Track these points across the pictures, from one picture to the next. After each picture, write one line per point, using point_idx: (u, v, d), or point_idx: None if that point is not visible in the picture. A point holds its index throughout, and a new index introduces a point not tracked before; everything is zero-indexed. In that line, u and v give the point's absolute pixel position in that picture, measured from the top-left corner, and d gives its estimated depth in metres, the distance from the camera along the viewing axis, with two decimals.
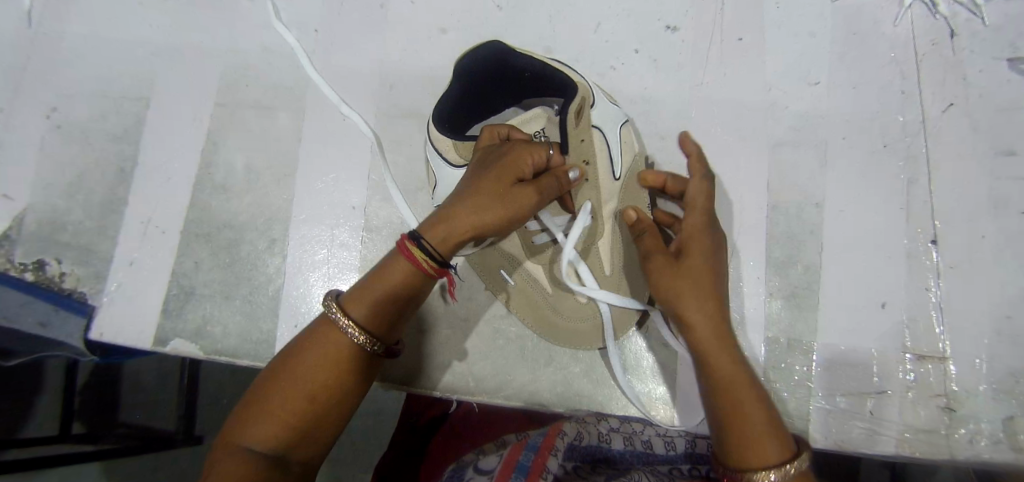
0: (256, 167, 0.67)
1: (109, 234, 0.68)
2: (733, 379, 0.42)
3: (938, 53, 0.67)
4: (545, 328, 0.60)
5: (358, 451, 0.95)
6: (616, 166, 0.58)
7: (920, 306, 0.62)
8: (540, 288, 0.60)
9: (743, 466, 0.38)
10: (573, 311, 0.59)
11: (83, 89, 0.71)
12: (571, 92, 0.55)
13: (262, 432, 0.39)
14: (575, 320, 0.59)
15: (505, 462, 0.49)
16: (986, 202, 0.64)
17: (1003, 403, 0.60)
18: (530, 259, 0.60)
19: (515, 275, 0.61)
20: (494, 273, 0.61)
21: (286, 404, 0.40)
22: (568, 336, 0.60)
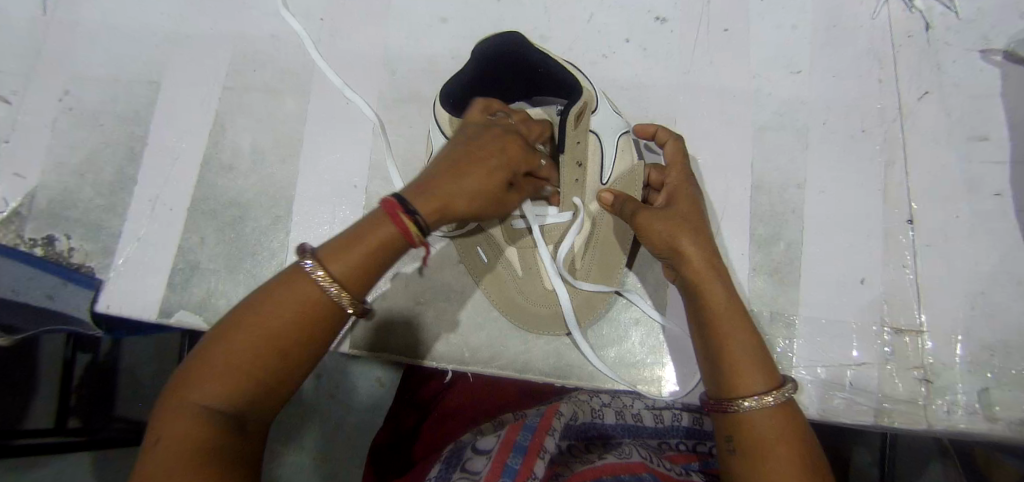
0: (261, 148, 0.70)
1: (117, 211, 0.70)
2: (722, 314, 0.47)
3: (913, 44, 0.70)
4: (510, 308, 0.63)
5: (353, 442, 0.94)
6: (606, 172, 0.60)
7: (897, 283, 0.65)
8: (511, 269, 0.63)
9: (736, 395, 0.44)
10: (542, 297, 0.61)
11: (95, 73, 0.73)
12: (576, 95, 0.57)
13: (208, 398, 0.37)
14: (537, 304, 0.61)
15: (505, 440, 0.54)
16: (959, 185, 0.67)
17: (977, 375, 0.63)
18: (504, 241, 0.62)
19: (489, 254, 0.63)
20: (472, 250, 0.64)
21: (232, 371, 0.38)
22: (531, 318, 0.62)
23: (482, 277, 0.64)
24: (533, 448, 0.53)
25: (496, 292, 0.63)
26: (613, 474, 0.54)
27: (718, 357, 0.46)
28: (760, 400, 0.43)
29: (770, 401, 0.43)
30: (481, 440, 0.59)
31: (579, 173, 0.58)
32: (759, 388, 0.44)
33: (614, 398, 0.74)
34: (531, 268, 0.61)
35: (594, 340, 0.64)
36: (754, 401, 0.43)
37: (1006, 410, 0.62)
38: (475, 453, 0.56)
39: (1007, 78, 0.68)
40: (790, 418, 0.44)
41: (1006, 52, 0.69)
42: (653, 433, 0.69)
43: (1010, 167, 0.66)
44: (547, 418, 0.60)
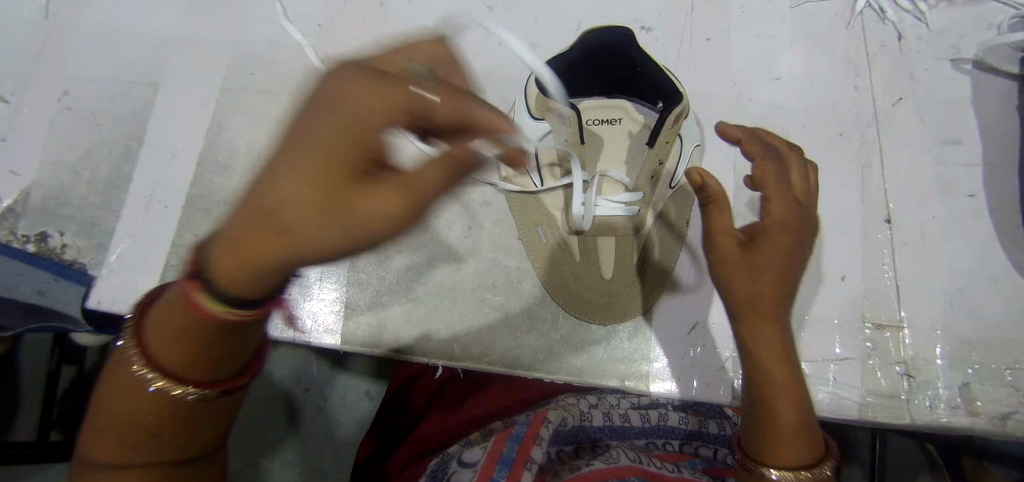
0: (258, 148, 0.71)
1: (113, 209, 0.71)
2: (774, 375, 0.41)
3: (887, 53, 0.73)
4: (566, 295, 0.65)
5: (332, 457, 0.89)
6: (675, 176, 0.66)
7: (877, 281, 0.66)
8: (571, 256, 0.65)
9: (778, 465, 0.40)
10: (597, 286, 0.65)
11: (95, 74, 0.75)
12: (675, 102, 0.58)
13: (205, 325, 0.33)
14: (596, 294, 0.65)
15: (491, 452, 0.57)
16: (934, 186, 0.69)
17: (958, 370, 0.64)
18: (569, 226, 0.65)
19: (551, 236, 0.65)
20: (533, 229, 0.66)
21: (181, 333, 0.34)
22: (585, 306, 0.64)
23: (542, 259, 0.65)
24: (519, 461, 0.56)
25: (555, 277, 0.65)
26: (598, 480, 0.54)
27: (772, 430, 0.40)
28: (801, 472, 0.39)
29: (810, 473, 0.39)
30: (468, 451, 0.60)
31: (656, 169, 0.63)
32: (802, 459, 0.39)
33: (602, 398, 0.74)
34: (593, 258, 0.65)
35: (582, 337, 0.65)
36: (783, 475, 0.39)
37: (987, 404, 0.63)
38: (461, 465, 0.57)
39: (976, 85, 0.72)
40: None
41: (975, 61, 0.72)
42: (640, 432, 0.69)
43: (982, 169, 0.69)
44: (535, 427, 0.61)
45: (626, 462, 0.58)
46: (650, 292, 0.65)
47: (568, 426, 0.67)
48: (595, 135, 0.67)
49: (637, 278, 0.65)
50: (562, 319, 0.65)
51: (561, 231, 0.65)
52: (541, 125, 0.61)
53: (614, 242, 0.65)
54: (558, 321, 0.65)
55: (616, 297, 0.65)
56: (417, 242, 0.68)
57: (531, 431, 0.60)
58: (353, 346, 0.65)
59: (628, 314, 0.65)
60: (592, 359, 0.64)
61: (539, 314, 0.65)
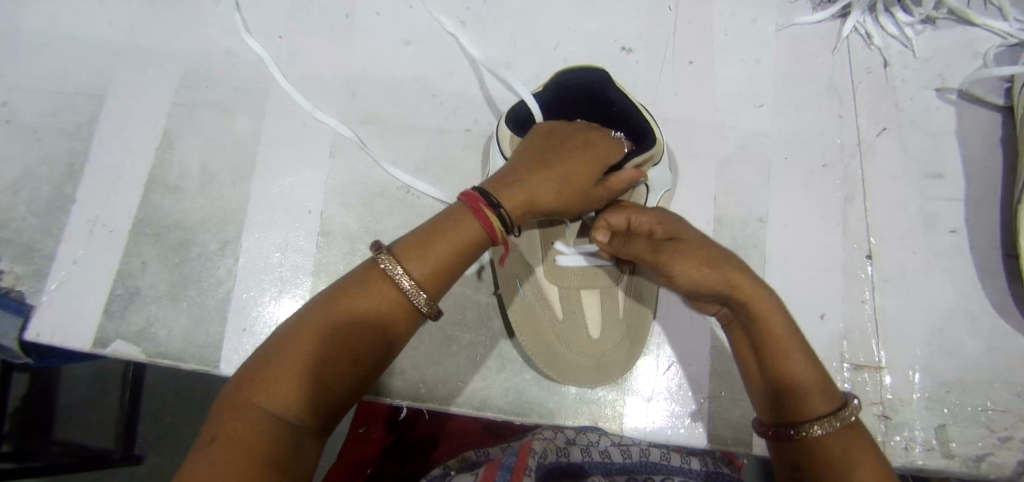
0: (212, 168, 0.67)
1: (52, 233, 0.66)
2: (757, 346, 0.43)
3: (872, 81, 0.71)
4: (546, 356, 0.57)
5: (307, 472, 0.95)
6: None
7: (857, 319, 0.65)
8: (551, 313, 0.59)
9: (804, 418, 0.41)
10: (579, 345, 0.59)
11: (36, 85, 0.69)
12: (649, 142, 0.51)
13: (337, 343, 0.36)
14: (580, 355, 0.58)
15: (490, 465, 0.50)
16: (916, 221, 0.67)
17: (935, 411, 0.63)
18: (547, 279, 0.60)
19: (528, 291, 0.59)
20: (509, 283, 0.59)
21: (315, 364, 0.34)
22: (568, 368, 0.58)
23: (518, 317, 0.58)
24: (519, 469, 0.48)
25: (533, 337, 0.58)
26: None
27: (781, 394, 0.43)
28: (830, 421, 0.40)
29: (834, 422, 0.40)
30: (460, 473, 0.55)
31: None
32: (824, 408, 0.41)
33: None
34: (574, 312, 0.59)
35: (555, 379, 0.62)
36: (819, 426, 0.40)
37: (962, 446, 0.62)
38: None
39: (961, 118, 0.70)
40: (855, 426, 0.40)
41: (960, 91, 0.70)
42: None
43: (964, 204, 0.68)
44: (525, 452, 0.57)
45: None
46: (638, 346, 0.61)
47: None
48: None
49: (623, 332, 0.60)
50: (532, 359, 0.62)
51: (538, 281, 0.60)
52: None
53: (598, 295, 0.60)
54: (529, 361, 0.62)
55: (603, 356, 0.59)
56: None
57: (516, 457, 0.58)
58: None
59: (613, 373, 0.59)
60: (563, 400, 0.61)
61: (509, 353, 0.62)
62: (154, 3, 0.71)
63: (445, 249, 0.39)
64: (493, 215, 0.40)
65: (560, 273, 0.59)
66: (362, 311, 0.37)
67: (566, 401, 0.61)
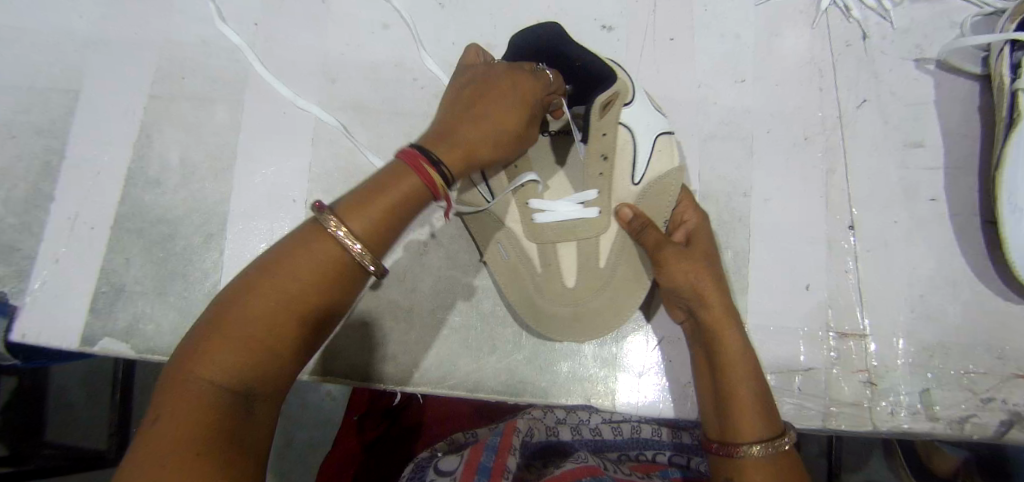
0: (192, 161, 0.66)
1: (33, 232, 0.65)
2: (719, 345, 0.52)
3: (852, 53, 0.72)
4: (525, 306, 0.59)
5: (304, 467, 0.95)
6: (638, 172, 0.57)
7: (841, 288, 0.66)
8: (530, 267, 0.59)
9: (742, 440, 0.48)
10: (559, 296, 0.57)
11: (6, 80, 0.68)
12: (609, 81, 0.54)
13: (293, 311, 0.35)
14: (558, 306, 0.57)
15: (468, 462, 0.53)
16: (897, 191, 0.68)
17: (919, 375, 0.64)
18: (526, 235, 0.59)
19: (511, 250, 0.60)
20: (493, 245, 0.61)
21: (259, 333, 0.34)
22: (544, 319, 0.58)
23: (504, 271, 0.60)
24: (496, 470, 0.52)
25: (516, 291, 0.59)
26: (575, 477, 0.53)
27: (726, 396, 0.51)
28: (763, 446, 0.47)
29: (771, 448, 0.47)
30: (444, 459, 0.57)
31: (604, 165, 0.57)
32: (761, 435, 0.48)
33: (570, 414, 0.72)
34: (552, 266, 0.58)
35: (547, 355, 0.63)
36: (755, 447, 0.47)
37: (946, 409, 0.63)
38: (438, 474, 0.53)
39: (939, 87, 0.71)
40: (787, 463, 0.47)
41: (938, 61, 0.71)
42: (612, 445, 0.69)
43: (944, 172, 0.69)
44: (507, 438, 0.59)
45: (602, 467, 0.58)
46: (621, 304, 0.56)
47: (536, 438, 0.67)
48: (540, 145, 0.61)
49: (603, 288, 0.57)
50: (523, 339, 0.63)
51: (518, 242, 0.60)
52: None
53: (576, 247, 0.58)
54: (520, 341, 0.63)
55: (581, 309, 0.57)
56: None
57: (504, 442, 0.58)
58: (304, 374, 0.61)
59: (593, 327, 0.57)
60: (556, 378, 0.62)
61: (500, 335, 0.63)
62: None
63: (384, 202, 0.39)
64: (435, 172, 0.41)
65: (536, 231, 0.59)
66: (304, 272, 0.36)
67: (558, 379, 0.62)
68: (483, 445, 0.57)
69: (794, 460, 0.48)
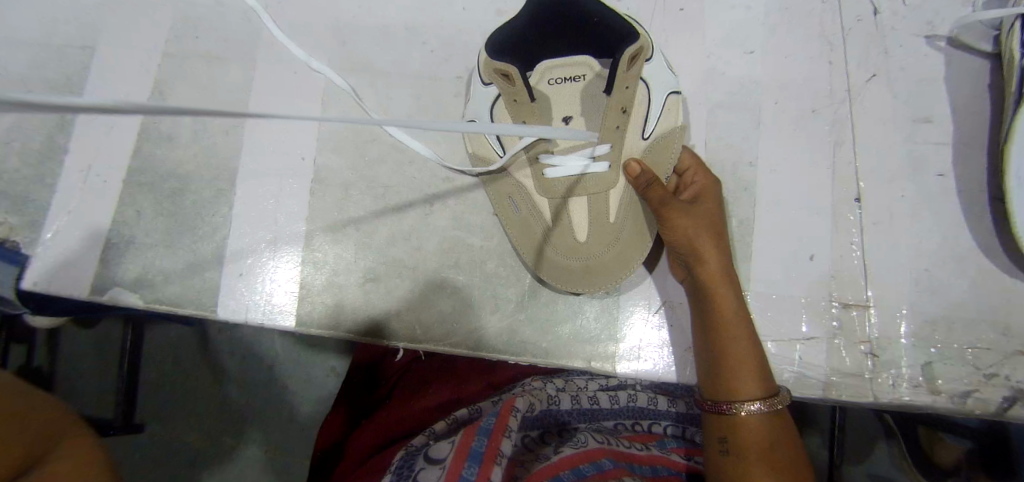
0: (203, 118, 0.67)
1: (46, 183, 0.66)
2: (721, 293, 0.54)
3: (862, 27, 0.72)
4: (537, 259, 0.60)
5: (305, 436, 0.97)
6: (649, 126, 0.60)
7: (846, 260, 0.66)
8: (542, 221, 0.60)
9: (736, 399, 0.51)
10: (568, 252, 0.59)
11: (25, 36, 0.69)
12: (633, 39, 0.54)
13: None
14: (569, 260, 0.58)
15: (460, 447, 0.53)
16: (904, 165, 0.68)
17: (921, 348, 0.64)
18: (538, 191, 0.60)
19: (523, 206, 0.61)
20: (506, 202, 0.62)
21: None
22: (558, 274, 0.59)
23: (515, 229, 0.61)
24: (489, 455, 0.52)
25: (529, 246, 0.60)
26: (572, 466, 0.55)
27: (726, 354, 0.52)
28: (755, 405, 0.50)
29: (762, 407, 0.50)
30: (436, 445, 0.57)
31: (621, 119, 0.58)
32: (756, 394, 0.51)
33: (568, 383, 0.72)
34: (564, 221, 0.59)
35: (550, 317, 0.63)
36: (749, 405, 0.50)
37: (948, 382, 0.63)
38: (430, 462, 0.54)
39: (949, 64, 0.71)
40: (777, 423, 0.51)
41: (949, 38, 0.71)
42: (609, 414, 0.69)
43: (952, 148, 0.69)
44: (503, 418, 0.58)
45: (599, 447, 0.59)
46: (630, 256, 0.58)
47: (536, 411, 0.64)
48: (559, 95, 0.62)
49: (612, 240, 0.58)
50: (526, 300, 0.63)
51: (530, 198, 0.61)
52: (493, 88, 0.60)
53: (587, 201, 0.59)
54: (523, 302, 0.63)
55: (591, 261, 0.58)
56: (375, 221, 0.64)
57: (500, 423, 0.56)
58: (309, 327, 0.62)
59: (606, 280, 0.58)
60: (557, 340, 0.62)
61: (503, 295, 0.63)
62: None
63: None
64: None
65: (549, 186, 0.60)
66: None
67: (559, 340, 0.62)
68: (477, 426, 0.56)
69: (783, 419, 0.52)
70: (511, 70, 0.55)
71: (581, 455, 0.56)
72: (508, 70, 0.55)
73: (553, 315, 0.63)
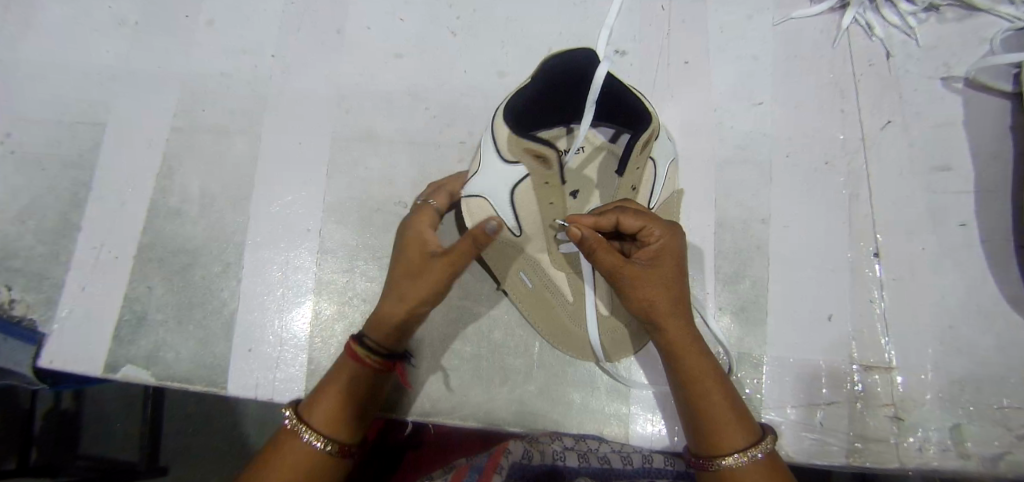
0: (212, 191, 0.67)
1: (61, 260, 0.67)
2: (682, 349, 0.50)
3: (874, 73, 0.70)
4: (554, 332, 0.61)
5: None
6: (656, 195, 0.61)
7: (865, 319, 0.64)
8: (559, 296, 0.61)
9: (720, 453, 0.48)
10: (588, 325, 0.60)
11: (39, 114, 0.70)
12: (647, 122, 0.54)
13: (309, 461, 0.46)
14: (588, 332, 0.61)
15: None
16: (924, 216, 0.66)
17: (950, 411, 0.61)
18: (553, 266, 0.60)
19: (534, 278, 0.61)
20: (513, 274, 0.61)
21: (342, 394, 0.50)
22: (574, 344, 0.61)
23: (528, 301, 0.61)
24: None
25: (545, 319, 0.61)
26: None
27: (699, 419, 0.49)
28: (741, 457, 0.47)
29: (753, 456, 0.47)
30: None
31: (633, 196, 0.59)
32: (741, 444, 0.48)
33: (579, 440, 0.60)
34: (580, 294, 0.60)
35: (559, 386, 0.62)
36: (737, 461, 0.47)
37: (978, 445, 0.61)
38: None
39: (967, 107, 0.68)
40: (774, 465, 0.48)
41: (967, 79, 0.68)
42: (624, 476, 0.57)
43: (974, 196, 0.66)
44: (492, 460, 0.52)
45: None
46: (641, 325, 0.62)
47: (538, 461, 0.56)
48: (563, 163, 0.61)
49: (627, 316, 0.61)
50: (536, 370, 0.62)
51: (543, 271, 0.61)
52: (518, 168, 0.55)
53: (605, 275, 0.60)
54: (533, 372, 0.62)
55: (610, 334, 0.60)
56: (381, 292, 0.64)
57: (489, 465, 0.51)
58: None
59: (618, 351, 0.61)
60: (568, 411, 0.62)
61: (512, 366, 0.62)
62: (148, 26, 0.72)
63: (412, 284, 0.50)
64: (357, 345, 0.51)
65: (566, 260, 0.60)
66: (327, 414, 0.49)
67: (571, 411, 0.61)
68: (461, 478, 0.50)
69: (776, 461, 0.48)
70: (546, 149, 0.51)
71: None
72: (546, 151, 0.51)
73: (562, 386, 0.62)
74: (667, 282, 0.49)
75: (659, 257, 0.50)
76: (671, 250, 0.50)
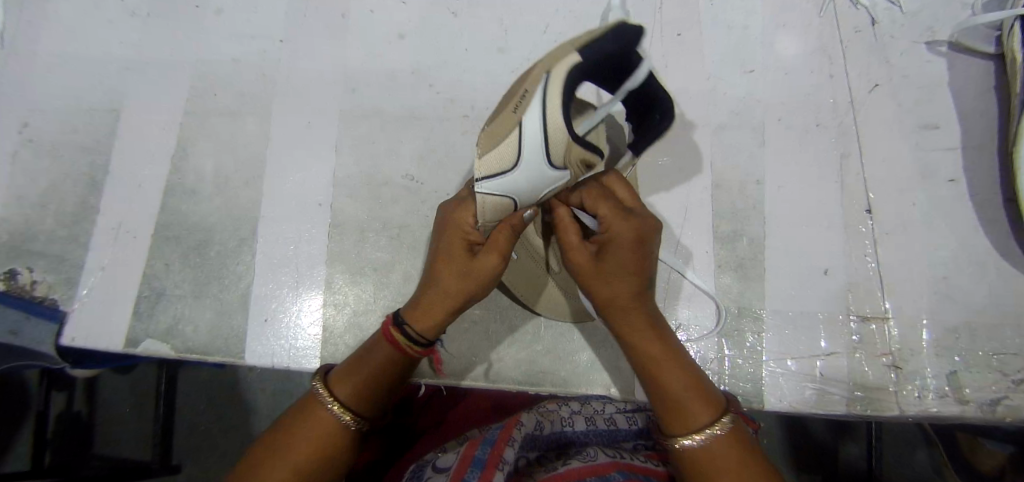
0: (225, 170, 0.70)
1: (80, 242, 0.69)
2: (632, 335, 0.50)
3: (861, 38, 0.72)
4: (541, 300, 0.63)
5: None
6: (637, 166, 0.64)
7: (860, 273, 0.66)
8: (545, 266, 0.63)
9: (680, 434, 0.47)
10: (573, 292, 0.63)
11: (56, 103, 0.73)
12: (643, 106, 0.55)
13: (330, 431, 0.48)
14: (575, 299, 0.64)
15: (463, 457, 0.51)
16: (914, 173, 0.68)
17: (946, 358, 0.63)
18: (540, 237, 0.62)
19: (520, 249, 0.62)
20: None
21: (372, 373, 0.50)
22: (562, 311, 0.63)
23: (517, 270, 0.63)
24: (492, 462, 0.50)
25: (533, 287, 0.63)
26: (578, 476, 0.49)
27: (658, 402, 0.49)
28: (693, 440, 0.46)
29: (707, 435, 0.46)
30: (442, 458, 0.55)
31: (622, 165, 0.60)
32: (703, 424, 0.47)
33: (585, 405, 0.68)
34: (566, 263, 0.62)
35: (564, 347, 0.64)
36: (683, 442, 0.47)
37: (975, 391, 0.62)
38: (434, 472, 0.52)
39: (953, 67, 0.71)
40: (732, 450, 0.46)
41: (951, 43, 0.71)
42: (628, 435, 0.65)
43: (961, 152, 0.68)
44: (507, 430, 0.57)
45: (613, 461, 0.54)
46: None
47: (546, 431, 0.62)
48: None
49: None
50: (542, 330, 0.64)
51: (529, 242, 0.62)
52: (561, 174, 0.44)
53: None
54: (539, 333, 0.64)
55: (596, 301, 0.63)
56: (392, 261, 0.67)
57: (503, 434, 0.55)
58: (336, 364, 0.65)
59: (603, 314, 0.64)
60: (574, 369, 0.63)
61: (519, 327, 0.64)
62: (159, 17, 0.75)
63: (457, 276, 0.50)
64: (395, 328, 0.51)
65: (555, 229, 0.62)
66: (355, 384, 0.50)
67: (577, 369, 0.63)
68: (480, 440, 0.55)
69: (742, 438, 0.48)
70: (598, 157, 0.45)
71: (593, 463, 0.52)
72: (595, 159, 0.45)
73: (568, 346, 0.64)
74: (623, 269, 0.49)
75: (613, 245, 0.49)
76: (629, 233, 0.48)
